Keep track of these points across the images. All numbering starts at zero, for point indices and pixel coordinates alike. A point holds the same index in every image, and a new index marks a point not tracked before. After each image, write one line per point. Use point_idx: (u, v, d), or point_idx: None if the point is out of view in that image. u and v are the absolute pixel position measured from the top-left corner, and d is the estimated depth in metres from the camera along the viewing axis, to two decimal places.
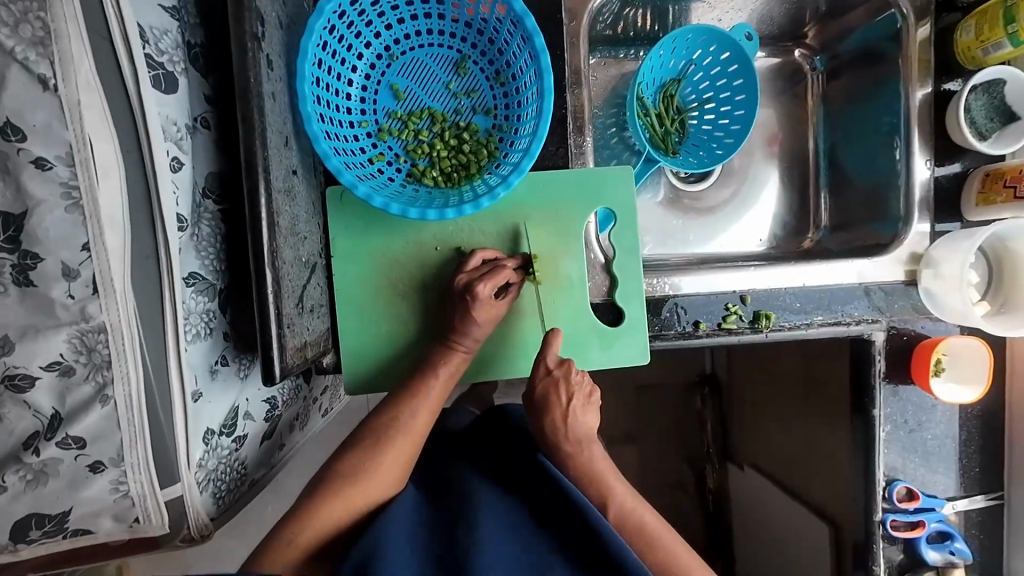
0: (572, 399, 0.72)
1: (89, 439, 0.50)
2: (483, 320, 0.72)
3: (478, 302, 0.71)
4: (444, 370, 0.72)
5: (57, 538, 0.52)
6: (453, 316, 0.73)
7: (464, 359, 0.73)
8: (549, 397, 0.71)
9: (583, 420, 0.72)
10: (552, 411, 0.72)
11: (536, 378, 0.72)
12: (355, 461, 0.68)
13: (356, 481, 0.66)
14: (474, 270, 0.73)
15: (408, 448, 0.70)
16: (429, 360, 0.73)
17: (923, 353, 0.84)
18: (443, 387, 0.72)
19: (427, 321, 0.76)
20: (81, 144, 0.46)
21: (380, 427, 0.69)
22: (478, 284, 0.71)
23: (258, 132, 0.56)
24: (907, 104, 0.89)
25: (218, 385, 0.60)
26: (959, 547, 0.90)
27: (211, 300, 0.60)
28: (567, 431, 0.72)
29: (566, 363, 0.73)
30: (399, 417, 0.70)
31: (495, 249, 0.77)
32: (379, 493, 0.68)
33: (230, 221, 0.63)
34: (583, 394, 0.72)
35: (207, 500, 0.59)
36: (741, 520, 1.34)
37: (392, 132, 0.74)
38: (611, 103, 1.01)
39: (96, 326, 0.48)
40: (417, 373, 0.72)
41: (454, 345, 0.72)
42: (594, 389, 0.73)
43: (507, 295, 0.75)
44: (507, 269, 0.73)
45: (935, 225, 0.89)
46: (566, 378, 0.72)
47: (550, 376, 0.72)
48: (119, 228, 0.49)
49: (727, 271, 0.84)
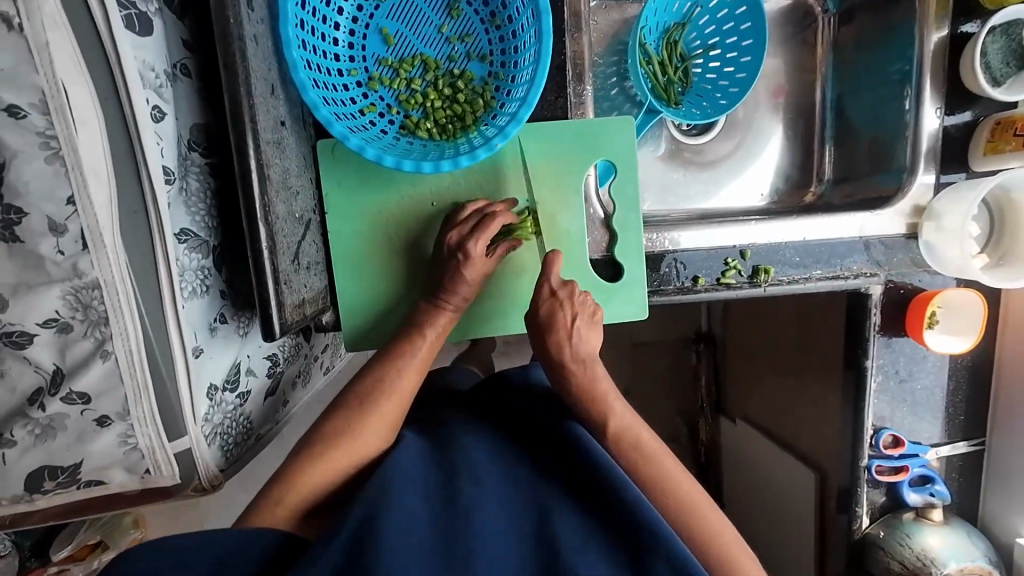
0: (577, 318, 0.72)
1: (94, 394, 0.50)
2: (473, 278, 0.71)
3: (468, 260, 0.70)
4: (430, 330, 0.72)
5: (72, 489, 0.54)
6: (442, 274, 0.72)
7: (451, 318, 0.73)
8: (555, 315, 0.72)
9: (588, 338, 0.72)
10: (557, 329, 0.72)
11: (540, 300, 0.73)
12: (343, 420, 0.67)
13: (342, 439, 0.65)
14: (464, 222, 0.72)
15: (396, 410, 0.69)
16: (417, 320, 0.72)
17: (918, 305, 0.85)
18: (431, 345, 0.72)
19: (416, 280, 0.76)
20: (55, 91, 0.43)
21: (365, 388, 0.69)
22: (469, 242, 0.70)
23: (242, 78, 0.53)
24: (921, 50, 0.85)
25: (219, 343, 0.61)
26: (939, 489, 0.93)
27: (205, 257, 0.59)
28: (572, 350, 0.71)
29: (570, 285, 0.73)
30: (386, 377, 0.69)
31: (485, 199, 0.75)
32: (367, 449, 0.66)
33: (219, 175, 0.61)
34: (587, 313, 0.73)
35: (216, 453, 0.61)
36: (731, 468, 1.39)
37: (383, 80, 0.70)
38: (612, 49, 0.97)
39: (90, 282, 0.47)
40: (405, 333, 0.72)
41: (442, 303, 0.72)
42: (597, 309, 0.73)
43: (497, 251, 0.73)
44: (500, 213, 0.72)
45: (939, 176, 0.87)
46: (569, 298, 0.73)
47: (554, 297, 0.72)
48: (104, 180, 0.47)
49: (727, 226, 0.83)
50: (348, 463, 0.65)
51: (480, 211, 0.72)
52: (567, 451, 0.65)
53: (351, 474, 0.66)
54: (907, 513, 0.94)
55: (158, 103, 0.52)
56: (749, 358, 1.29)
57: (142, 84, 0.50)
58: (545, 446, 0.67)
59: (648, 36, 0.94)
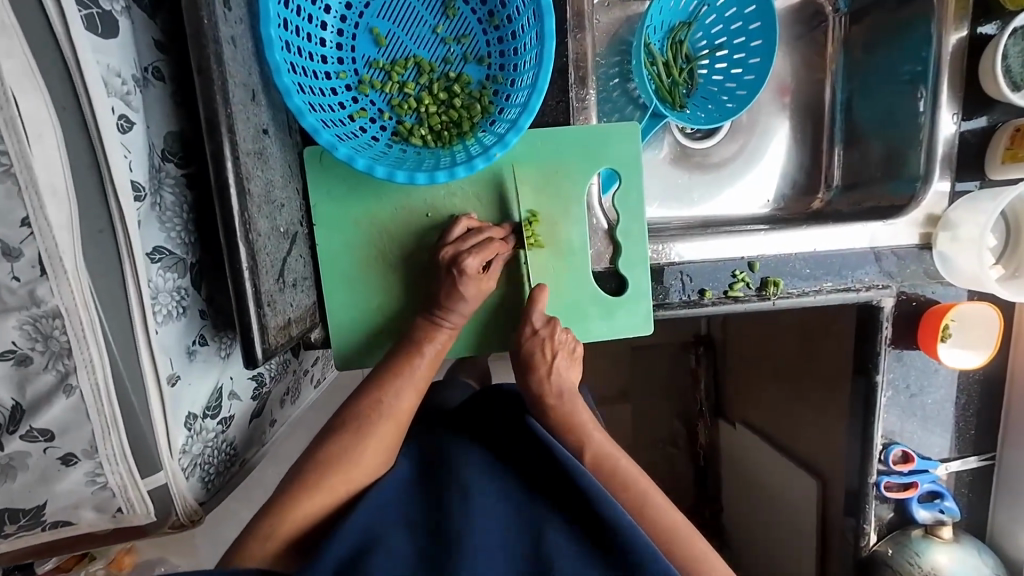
0: (557, 356, 0.71)
1: (57, 431, 0.46)
2: (472, 296, 0.68)
3: (465, 276, 0.67)
4: (429, 348, 0.68)
5: (35, 530, 0.49)
6: (438, 289, 0.69)
7: (450, 336, 0.69)
8: (534, 354, 0.70)
9: (566, 375, 0.72)
10: (537, 367, 0.71)
11: (522, 338, 0.71)
12: (337, 445, 0.63)
13: (336, 466, 0.62)
14: (459, 239, 0.68)
15: (394, 431, 0.66)
16: (414, 337, 0.68)
17: (932, 317, 0.81)
18: (429, 363, 0.68)
19: (411, 292, 0.72)
20: (3, 100, 0.39)
21: (360, 411, 0.65)
22: (466, 258, 0.66)
23: (218, 84, 0.49)
24: (939, 50, 0.81)
25: (198, 367, 0.56)
26: (948, 505, 0.91)
27: (182, 277, 0.54)
28: (551, 386, 0.71)
29: (552, 322, 0.71)
30: (384, 398, 0.66)
31: (481, 217, 0.72)
32: (362, 478, 0.63)
33: (196, 187, 0.57)
34: (567, 352, 0.72)
35: (195, 485, 0.57)
36: (732, 476, 1.37)
37: (374, 84, 0.66)
38: (615, 49, 0.93)
39: (49, 310, 0.43)
40: (401, 350, 0.68)
41: (440, 321, 0.68)
42: (577, 346, 0.73)
43: (493, 265, 0.69)
44: (494, 239, 0.69)
45: (954, 184, 0.84)
46: (551, 337, 0.71)
47: (537, 337, 0.70)
48: (63, 198, 0.43)
49: (734, 236, 0.80)
50: (339, 495, 0.61)
51: (473, 232, 0.68)
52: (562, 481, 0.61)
53: (343, 506, 0.62)
54: (916, 530, 0.91)
55: (125, 111, 0.48)
56: (750, 366, 1.26)
57: (106, 91, 0.46)
58: (532, 468, 0.65)
59: (653, 35, 0.90)
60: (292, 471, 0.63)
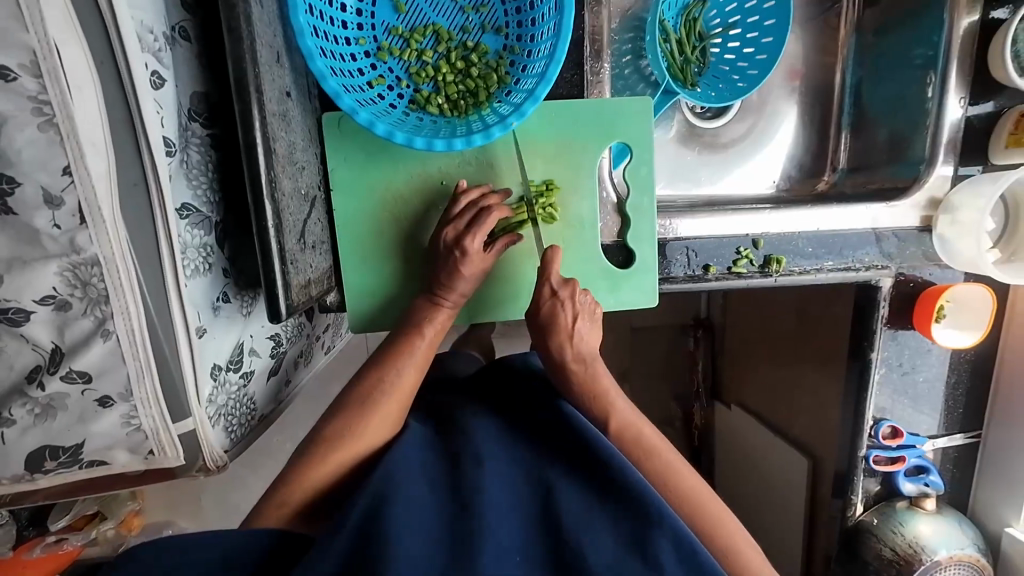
0: (578, 319, 0.70)
1: (95, 373, 0.49)
2: (471, 274, 0.69)
3: (466, 257, 0.68)
4: (429, 329, 0.70)
5: (73, 469, 0.52)
6: (438, 269, 0.70)
7: (449, 316, 0.71)
8: (556, 315, 0.70)
9: (588, 338, 0.71)
10: (558, 330, 0.70)
11: (540, 301, 0.71)
12: (341, 422, 0.65)
13: (344, 439, 0.64)
14: (459, 217, 0.69)
15: (397, 408, 0.67)
16: (416, 315, 0.71)
17: (928, 299, 0.84)
18: (431, 342, 0.71)
19: (416, 270, 0.74)
20: (47, 51, 0.40)
21: (366, 388, 0.67)
22: (467, 237, 0.67)
23: (247, 45, 0.50)
24: (950, 34, 0.82)
25: (222, 322, 0.59)
26: (933, 480, 0.95)
27: (207, 234, 0.57)
28: (573, 351, 0.70)
29: (571, 283, 0.71)
30: (386, 376, 0.68)
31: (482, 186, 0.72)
32: (368, 448, 0.65)
33: (220, 147, 0.59)
34: (588, 314, 0.71)
35: (220, 434, 0.60)
36: (724, 454, 1.41)
37: (393, 51, 0.67)
38: (629, 24, 0.93)
39: (88, 258, 0.45)
40: (403, 331, 0.70)
41: (439, 301, 0.70)
42: (596, 308, 0.72)
43: (496, 245, 0.71)
44: (494, 207, 0.69)
45: (958, 168, 0.86)
46: (571, 298, 0.71)
47: (555, 298, 0.70)
48: (102, 150, 0.44)
49: (740, 214, 0.82)
50: (356, 450, 0.64)
51: (473, 205, 0.69)
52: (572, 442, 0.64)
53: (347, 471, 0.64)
54: (901, 502, 0.96)
55: (156, 68, 0.49)
56: (748, 347, 1.28)
57: (140, 47, 0.47)
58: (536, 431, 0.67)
59: (668, 11, 0.90)
60: (306, 436, 0.66)
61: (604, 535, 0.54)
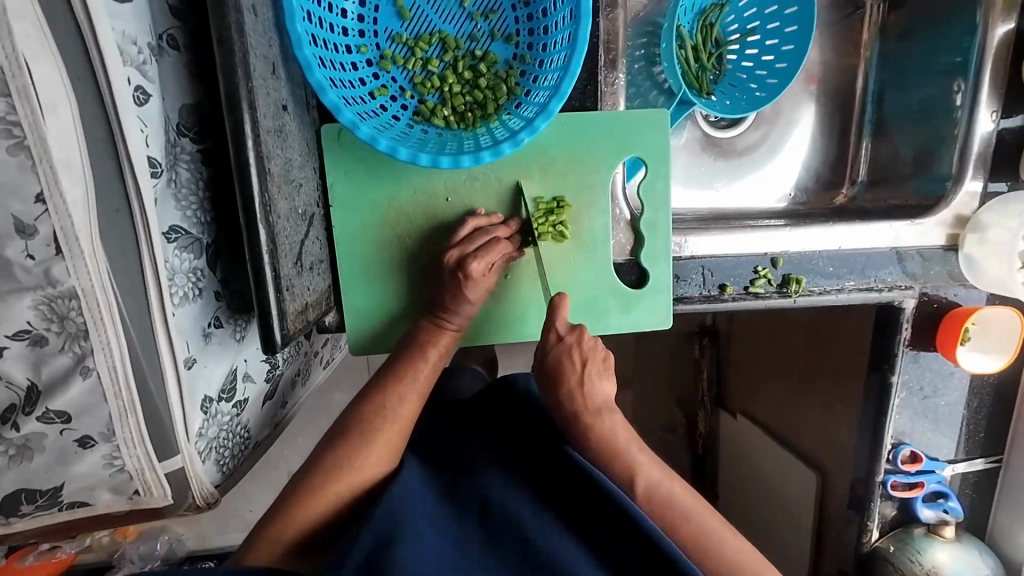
0: (587, 365, 0.63)
1: (74, 413, 0.45)
2: (476, 299, 0.66)
3: (470, 280, 0.64)
4: (433, 351, 0.66)
5: (53, 511, 0.49)
6: (442, 291, 0.66)
7: (454, 338, 0.68)
8: (561, 365, 0.62)
9: (600, 388, 0.63)
10: (564, 380, 0.62)
11: (546, 347, 0.64)
12: (340, 455, 0.61)
13: (343, 470, 0.61)
14: (464, 241, 0.65)
15: (398, 437, 0.64)
16: (417, 338, 0.67)
17: (953, 322, 0.80)
18: (433, 367, 0.66)
19: (418, 290, 0.70)
20: (15, 68, 0.36)
21: (365, 416, 0.63)
22: (471, 261, 0.64)
23: (239, 57, 0.46)
24: (982, 41, 0.79)
25: (213, 350, 0.55)
26: (953, 506, 0.92)
27: (197, 257, 0.53)
28: (584, 400, 0.62)
29: (578, 329, 0.64)
30: (386, 405, 0.64)
31: (491, 212, 0.69)
32: (363, 482, 0.61)
33: (211, 164, 0.55)
34: (599, 360, 0.63)
35: (211, 468, 0.56)
36: (729, 463, 1.37)
37: (396, 60, 0.63)
38: (641, 29, 0.88)
39: (66, 291, 0.42)
40: (404, 354, 0.67)
41: (442, 323, 0.67)
42: (609, 354, 0.64)
43: (496, 266, 0.66)
44: (500, 239, 0.66)
45: (986, 184, 0.82)
46: (578, 344, 0.63)
47: (561, 345, 0.63)
48: (79, 175, 0.40)
49: (758, 232, 0.79)
50: (358, 480, 0.61)
51: (480, 231, 0.66)
52: (575, 483, 0.60)
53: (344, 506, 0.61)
54: (918, 528, 0.93)
55: (141, 82, 0.46)
56: (755, 357, 1.25)
57: (122, 60, 0.43)
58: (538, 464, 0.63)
59: (684, 16, 0.86)
60: (302, 467, 0.63)
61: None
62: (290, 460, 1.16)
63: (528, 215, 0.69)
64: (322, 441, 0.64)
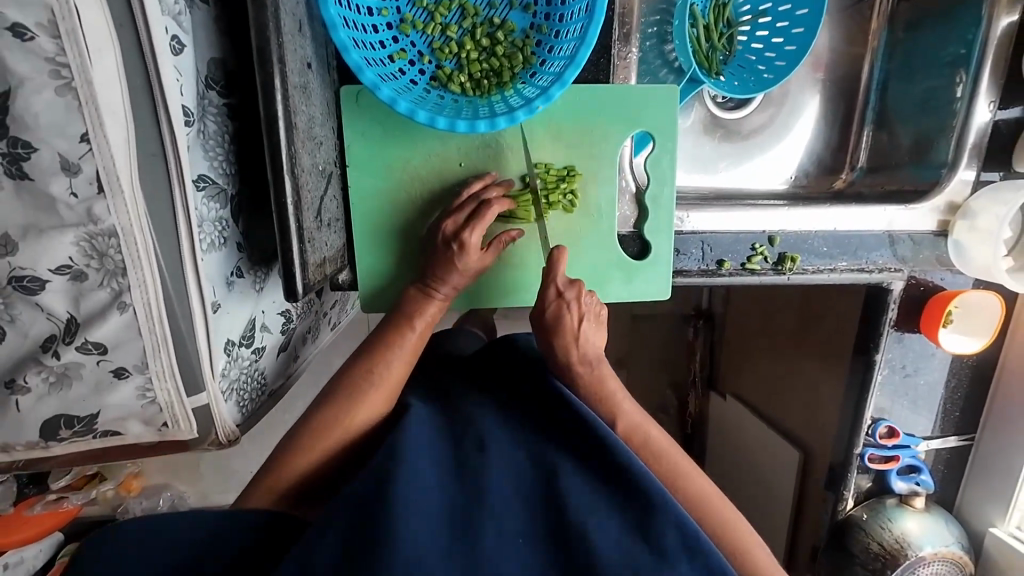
0: (584, 321, 0.68)
1: (110, 345, 0.48)
2: (466, 270, 0.68)
3: (463, 251, 0.67)
4: (419, 320, 0.69)
5: (88, 437, 0.52)
6: (433, 260, 0.69)
7: (441, 307, 0.70)
8: (561, 318, 0.67)
9: (593, 340, 0.69)
10: (564, 332, 0.68)
11: (546, 302, 0.68)
12: (330, 413, 0.64)
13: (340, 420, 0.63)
14: (458, 209, 0.68)
15: (386, 395, 0.66)
16: (406, 306, 0.69)
17: (936, 304, 0.84)
18: (421, 334, 0.69)
19: (415, 258, 0.72)
20: (65, 10, 0.38)
21: (357, 374, 0.66)
22: (465, 232, 0.66)
23: (271, 12, 0.48)
24: (986, 33, 0.81)
25: (235, 297, 0.58)
26: (925, 479, 0.97)
27: (223, 207, 0.55)
28: (579, 353, 0.68)
29: (576, 285, 0.69)
30: (376, 367, 0.66)
31: (487, 178, 0.70)
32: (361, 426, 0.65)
33: (235, 118, 0.57)
34: (593, 315, 0.69)
35: (232, 409, 0.60)
36: (715, 440, 1.42)
37: (416, 24, 0.65)
38: (655, 6, 0.89)
39: (106, 229, 0.44)
40: (393, 319, 0.69)
41: (431, 292, 0.69)
42: (602, 309, 0.70)
43: (497, 245, 0.70)
44: (495, 201, 0.67)
45: (980, 174, 0.85)
46: (577, 300, 0.68)
47: (561, 300, 0.68)
48: (121, 118, 0.43)
49: (757, 211, 0.82)
50: (351, 428, 0.64)
51: (474, 198, 0.68)
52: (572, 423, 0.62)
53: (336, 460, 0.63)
54: (890, 499, 0.99)
55: (176, 32, 0.48)
56: (748, 337, 1.28)
57: (160, 10, 0.45)
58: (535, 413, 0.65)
59: None
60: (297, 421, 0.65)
61: (609, 520, 0.52)
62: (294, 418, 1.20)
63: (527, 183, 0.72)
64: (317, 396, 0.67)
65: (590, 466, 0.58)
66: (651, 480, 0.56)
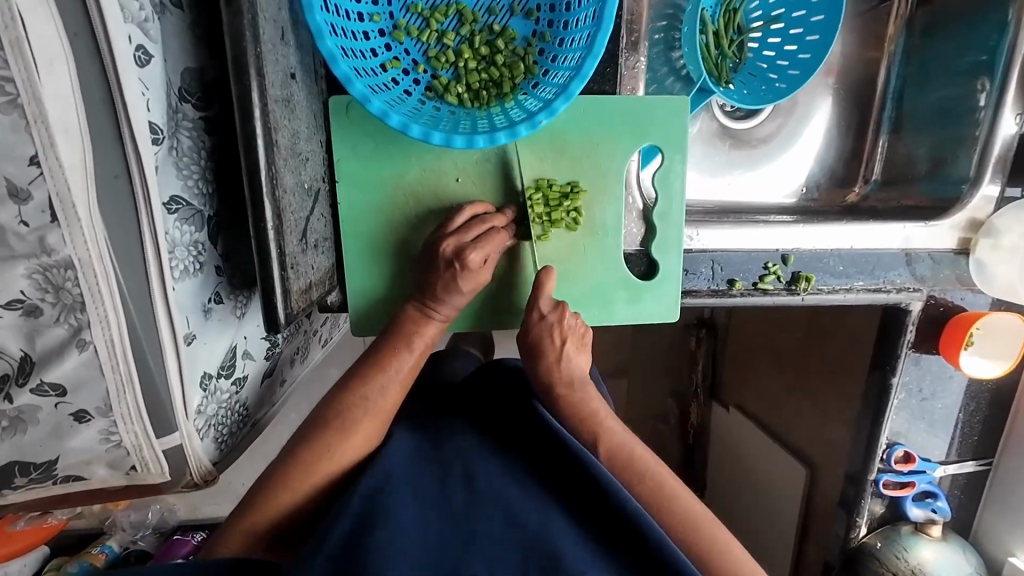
0: (566, 342, 0.67)
1: (70, 386, 0.44)
2: (469, 290, 0.64)
3: (466, 270, 0.62)
4: (418, 342, 0.65)
5: (47, 483, 0.48)
6: (433, 279, 0.64)
7: (439, 329, 0.66)
8: (543, 341, 0.67)
9: (577, 362, 0.68)
10: (546, 354, 0.67)
11: (528, 325, 0.67)
12: (318, 444, 0.59)
13: (322, 453, 0.59)
14: (461, 229, 0.63)
15: (377, 426, 0.62)
16: (402, 328, 0.65)
17: (958, 327, 0.80)
18: (417, 358, 0.65)
19: (409, 278, 0.68)
20: (8, 18, 0.34)
21: (344, 404, 0.61)
22: (469, 251, 0.62)
23: (248, 19, 0.44)
24: (1013, 41, 0.76)
25: (213, 326, 0.54)
26: (941, 506, 0.93)
27: (199, 230, 0.51)
28: (560, 375, 0.67)
29: (561, 307, 0.67)
30: (369, 395, 0.62)
31: (486, 203, 0.67)
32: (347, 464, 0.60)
33: (212, 132, 0.52)
34: (577, 338, 0.68)
35: (209, 446, 0.55)
36: (718, 456, 1.38)
37: (410, 31, 0.60)
38: (662, 11, 0.84)
39: (61, 260, 0.40)
40: (388, 342, 0.64)
41: (430, 313, 0.65)
42: (586, 332, 0.69)
43: (494, 257, 0.64)
44: (498, 226, 0.64)
45: (1003, 189, 0.81)
46: (560, 323, 0.67)
47: (543, 323, 0.67)
48: (77, 138, 0.38)
49: (770, 228, 0.77)
50: (337, 463, 0.59)
51: (478, 219, 0.64)
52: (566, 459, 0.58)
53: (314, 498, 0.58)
54: (906, 526, 0.94)
55: (143, 41, 0.43)
56: (753, 353, 1.24)
57: (122, 17, 0.41)
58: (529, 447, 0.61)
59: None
60: (279, 454, 0.60)
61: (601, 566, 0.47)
62: (283, 436, 1.16)
63: (525, 199, 0.67)
64: (300, 427, 0.62)
65: (579, 511, 0.53)
66: (645, 520, 0.51)
